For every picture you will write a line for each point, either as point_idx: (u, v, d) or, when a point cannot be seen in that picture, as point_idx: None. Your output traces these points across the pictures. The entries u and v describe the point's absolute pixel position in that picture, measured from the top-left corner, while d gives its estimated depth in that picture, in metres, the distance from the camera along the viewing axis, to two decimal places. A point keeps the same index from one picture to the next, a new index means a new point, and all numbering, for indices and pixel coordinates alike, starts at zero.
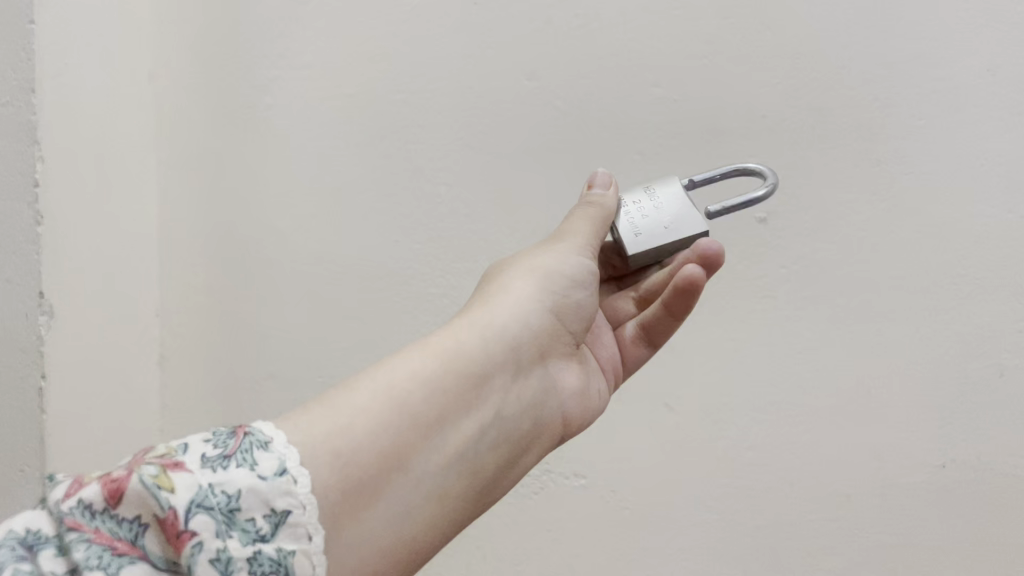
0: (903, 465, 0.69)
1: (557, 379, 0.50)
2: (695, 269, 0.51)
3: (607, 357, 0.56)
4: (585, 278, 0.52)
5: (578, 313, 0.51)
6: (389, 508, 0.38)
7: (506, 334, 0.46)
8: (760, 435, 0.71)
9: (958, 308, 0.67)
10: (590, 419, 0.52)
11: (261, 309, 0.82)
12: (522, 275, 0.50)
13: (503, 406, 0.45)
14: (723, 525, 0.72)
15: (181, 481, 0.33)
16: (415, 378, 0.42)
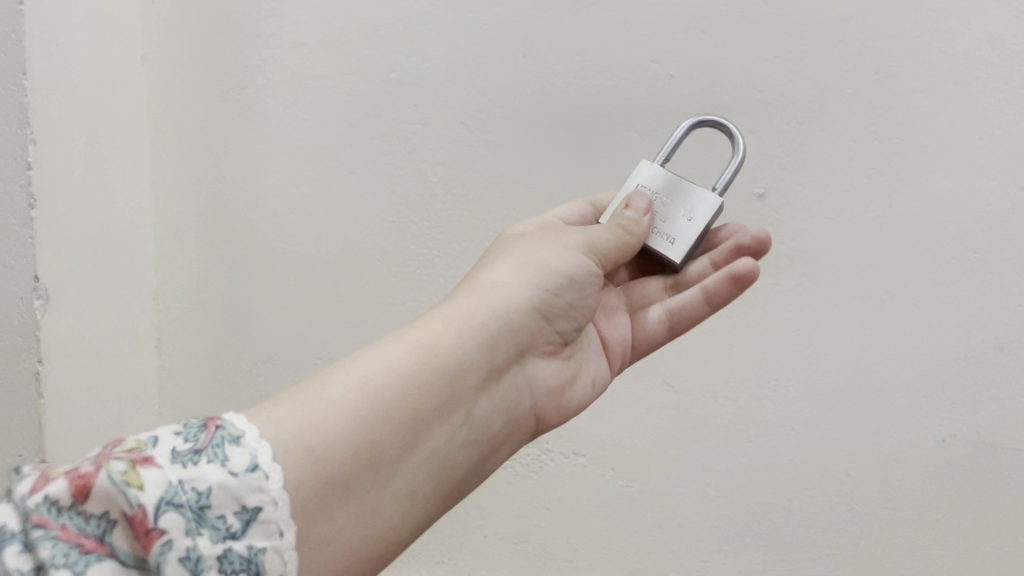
0: (904, 441, 0.68)
1: (536, 376, 0.48)
2: (753, 263, 0.50)
3: (615, 340, 0.54)
4: (582, 282, 0.49)
5: (567, 317, 0.49)
6: (361, 506, 0.38)
7: (486, 331, 0.45)
8: (761, 412, 0.70)
9: (958, 282, 0.66)
10: (572, 414, 0.51)
11: (258, 291, 0.81)
12: (515, 269, 0.48)
13: (476, 405, 0.44)
14: (722, 502, 0.72)
15: (150, 477, 0.32)
16: (389, 374, 0.41)
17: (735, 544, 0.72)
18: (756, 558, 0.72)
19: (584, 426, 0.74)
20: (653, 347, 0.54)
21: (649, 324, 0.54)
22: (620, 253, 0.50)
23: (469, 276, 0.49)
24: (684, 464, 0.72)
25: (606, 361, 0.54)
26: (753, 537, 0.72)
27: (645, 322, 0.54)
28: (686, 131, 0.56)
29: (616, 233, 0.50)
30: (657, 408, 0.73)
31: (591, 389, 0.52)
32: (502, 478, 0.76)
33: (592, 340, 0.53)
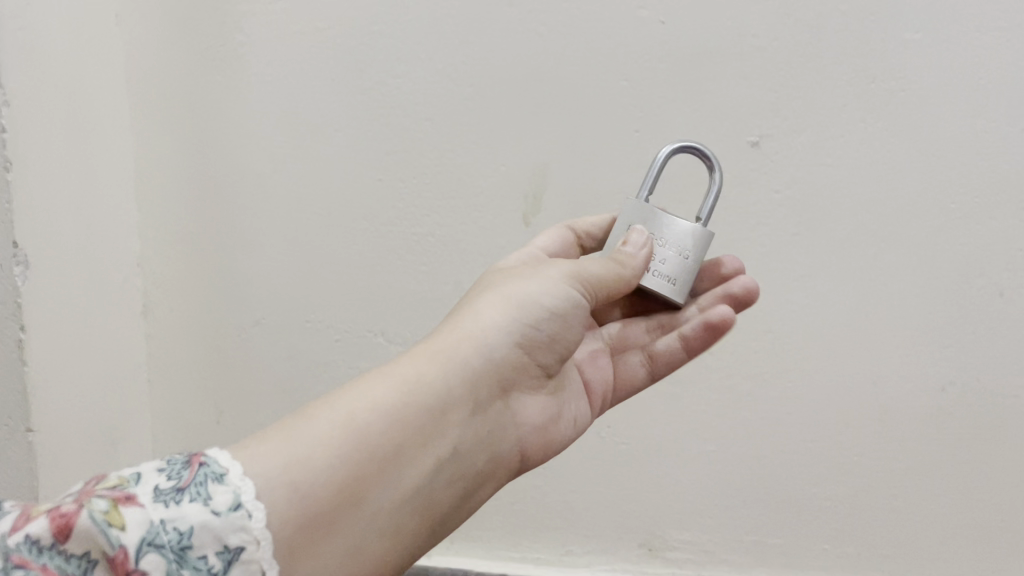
0: (902, 390, 0.68)
1: (518, 413, 0.48)
2: (728, 311, 0.52)
3: (597, 381, 0.54)
4: (565, 312, 0.47)
5: (548, 351, 0.48)
6: (345, 543, 0.37)
7: (470, 368, 0.44)
8: (757, 365, 0.70)
9: (957, 228, 0.65)
10: (553, 448, 0.51)
11: (244, 256, 0.79)
12: (498, 301, 0.47)
13: (461, 443, 0.43)
14: (720, 457, 0.72)
15: (131, 517, 0.31)
16: (376, 411, 0.40)
17: (732, 499, 0.72)
18: (753, 511, 0.72)
19: None
20: (633, 391, 0.56)
21: (630, 371, 0.56)
22: (614, 287, 0.48)
23: (457, 307, 0.48)
24: (680, 420, 0.72)
25: (588, 402, 0.54)
26: (750, 491, 0.72)
27: (626, 368, 0.56)
28: (663, 158, 0.53)
29: (611, 268, 0.48)
30: None
31: (572, 426, 0.52)
32: None
33: (576, 380, 0.53)
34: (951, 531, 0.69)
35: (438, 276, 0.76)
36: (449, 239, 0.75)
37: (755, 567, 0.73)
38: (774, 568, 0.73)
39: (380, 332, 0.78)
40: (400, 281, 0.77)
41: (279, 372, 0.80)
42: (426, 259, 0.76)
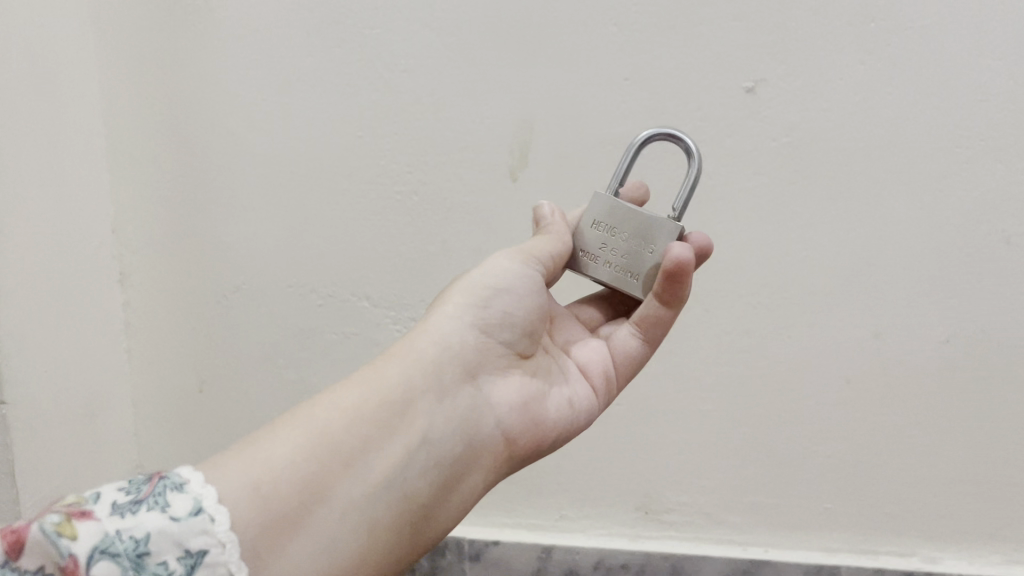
0: (905, 343, 0.66)
1: (495, 393, 0.46)
2: (684, 248, 0.47)
3: (593, 362, 0.52)
4: (513, 286, 0.48)
5: (511, 331, 0.48)
6: (314, 540, 0.37)
7: (425, 355, 0.45)
8: (755, 321, 0.68)
9: (961, 173, 0.62)
10: (550, 433, 0.48)
11: (223, 220, 0.76)
12: (447, 298, 0.48)
13: (430, 430, 0.43)
14: (717, 415, 0.70)
15: (85, 528, 0.32)
16: (332, 416, 0.41)
17: (730, 458, 0.70)
18: (752, 471, 0.70)
19: None
20: (635, 363, 0.52)
21: (623, 343, 0.52)
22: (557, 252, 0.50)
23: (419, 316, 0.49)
24: (676, 379, 0.70)
25: (588, 383, 0.51)
26: (749, 450, 0.70)
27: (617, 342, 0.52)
28: (633, 152, 0.53)
29: (547, 239, 0.50)
30: None
31: (570, 408, 0.50)
32: None
33: (569, 365, 0.52)
34: (955, 487, 0.68)
35: (423, 236, 0.73)
36: (433, 197, 0.72)
37: (755, 528, 0.72)
38: (774, 529, 0.71)
39: (365, 296, 0.75)
40: (384, 243, 0.74)
41: (263, 339, 0.78)
42: (411, 219, 0.73)
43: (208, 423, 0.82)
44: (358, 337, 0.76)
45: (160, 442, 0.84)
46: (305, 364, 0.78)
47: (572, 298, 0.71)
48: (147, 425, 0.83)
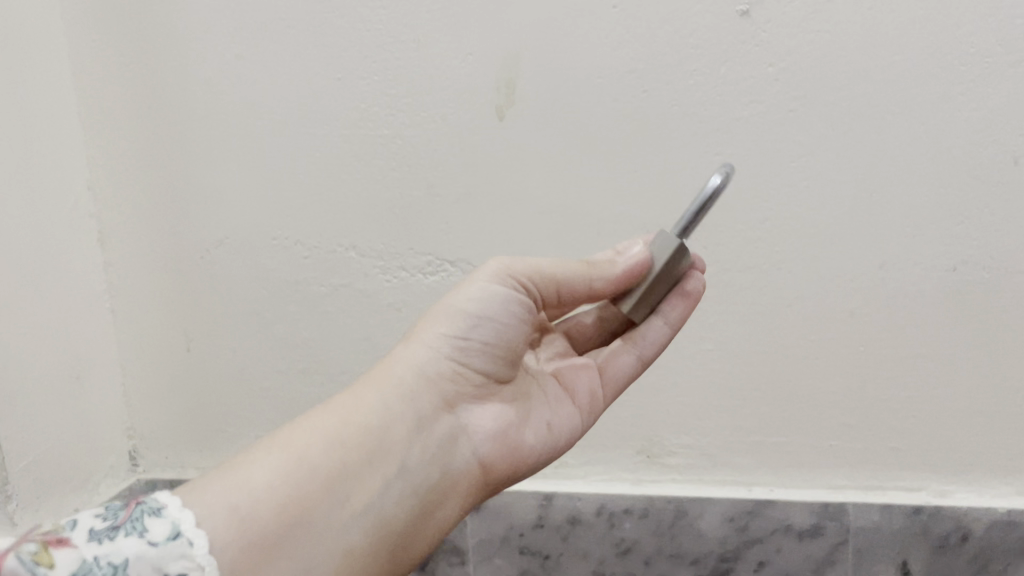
0: (911, 273, 0.63)
1: (472, 420, 0.48)
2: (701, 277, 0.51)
3: (579, 384, 0.53)
4: (494, 308, 0.48)
5: (494, 359, 0.48)
6: (292, 559, 0.38)
7: (405, 382, 0.46)
8: (755, 257, 0.65)
9: (967, 92, 0.59)
10: (531, 457, 0.49)
11: (202, 172, 0.73)
12: (427, 323, 0.49)
13: (408, 457, 0.44)
14: (718, 355, 0.68)
15: (63, 555, 0.32)
16: (312, 438, 0.42)
17: (733, 399, 0.68)
18: (753, 410, 0.68)
19: None
20: (626, 382, 0.53)
21: (615, 360, 0.53)
22: (578, 284, 0.48)
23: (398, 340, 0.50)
24: None
25: (572, 406, 0.52)
26: (750, 388, 0.68)
27: (610, 361, 0.53)
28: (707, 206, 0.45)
29: (573, 267, 0.49)
30: None
31: (550, 431, 0.51)
32: None
33: (553, 387, 0.52)
34: (965, 419, 0.65)
35: (407, 181, 0.70)
36: (417, 139, 0.69)
37: (759, 469, 0.69)
38: (780, 469, 0.69)
39: (351, 246, 0.72)
40: (369, 188, 0.70)
41: (248, 294, 0.75)
42: (394, 164, 0.70)
43: (197, 382, 0.78)
44: (345, 289, 0.73)
45: (146, 407, 0.80)
46: (293, 319, 0.74)
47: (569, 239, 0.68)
48: (133, 389, 0.80)
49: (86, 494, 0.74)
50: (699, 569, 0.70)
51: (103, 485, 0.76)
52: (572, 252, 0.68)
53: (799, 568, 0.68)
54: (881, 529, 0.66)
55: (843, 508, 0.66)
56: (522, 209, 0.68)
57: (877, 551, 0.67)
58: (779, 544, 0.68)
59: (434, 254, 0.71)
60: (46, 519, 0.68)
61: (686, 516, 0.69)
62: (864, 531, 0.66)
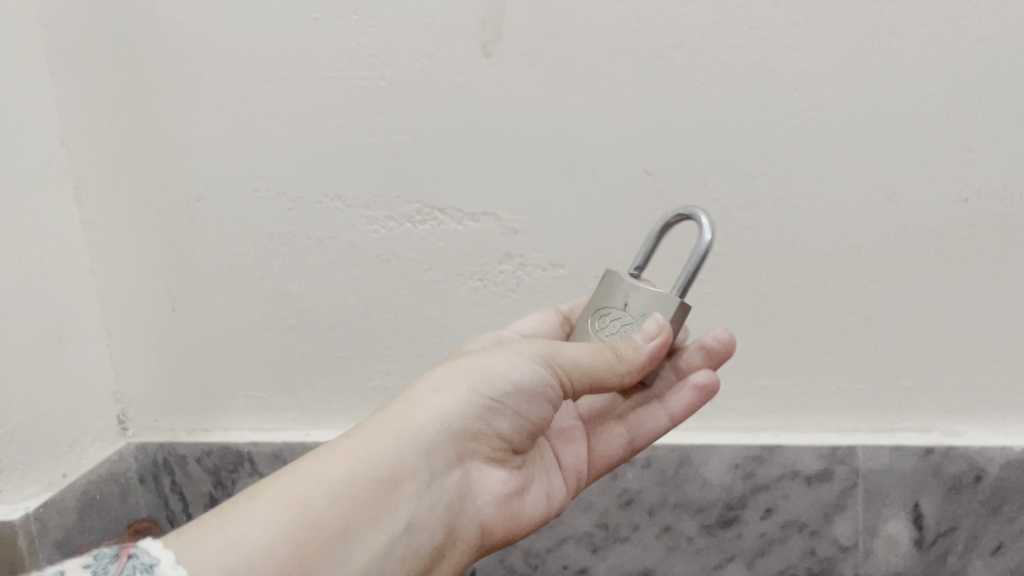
0: (921, 205, 0.60)
1: (480, 485, 0.46)
2: (713, 374, 0.51)
3: (571, 460, 0.52)
4: (530, 386, 0.45)
5: (516, 425, 0.46)
6: None
7: (425, 440, 0.43)
8: (759, 193, 0.62)
9: (978, 11, 0.56)
10: (526, 524, 0.49)
11: (179, 124, 0.69)
12: (458, 372, 0.46)
13: (412, 522, 0.42)
14: (722, 298, 0.65)
15: None
16: (319, 492, 0.40)
17: (738, 343, 0.65)
18: (759, 354, 0.65)
19: (561, 234, 0.65)
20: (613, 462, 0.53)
21: (609, 439, 0.53)
22: (602, 373, 0.46)
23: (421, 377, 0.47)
24: (675, 261, 0.64)
25: (563, 475, 0.52)
26: (756, 331, 0.65)
27: (603, 437, 0.53)
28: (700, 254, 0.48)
29: (608, 357, 0.46)
30: (639, 203, 0.63)
31: (546, 500, 0.50)
32: (475, 302, 0.69)
33: (549, 452, 0.52)
34: (979, 356, 0.63)
35: (392, 126, 0.66)
36: (399, 81, 0.65)
37: (765, 413, 0.67)
38: (786, 413, 0.66)
39: (337, 197, 0.68)
40: (351, 134, 0.67)
41: (232, 250, 0.72)
42: (378, 108, 0.66)
43: (183, 343, 0.75)
44: (332, 242, 0.69)
45: (133, 370, 0.77)
46: (278, 275, 0.71)
47: (562, 182, 0.64)
48: (119, 352, 0.77)
49: (74, 459, 0.71)
50: (704, 517, 0.67)
51: (92, 449, 0.73)
52: (566, 194, 0.64)
53: (809, 514, 0.66)
54: (891, 471, 0.64)
55: (853, 451, 0.64)
56: (515, 152, 0.64)
57: (888, 494, 0.64)
58: (788, 490, 0.65)
59: (423, 202, 0.67)
60: (31, 484, 0.66)
61: (691, 464, 0.66)
62: (875, 473, 0.64)
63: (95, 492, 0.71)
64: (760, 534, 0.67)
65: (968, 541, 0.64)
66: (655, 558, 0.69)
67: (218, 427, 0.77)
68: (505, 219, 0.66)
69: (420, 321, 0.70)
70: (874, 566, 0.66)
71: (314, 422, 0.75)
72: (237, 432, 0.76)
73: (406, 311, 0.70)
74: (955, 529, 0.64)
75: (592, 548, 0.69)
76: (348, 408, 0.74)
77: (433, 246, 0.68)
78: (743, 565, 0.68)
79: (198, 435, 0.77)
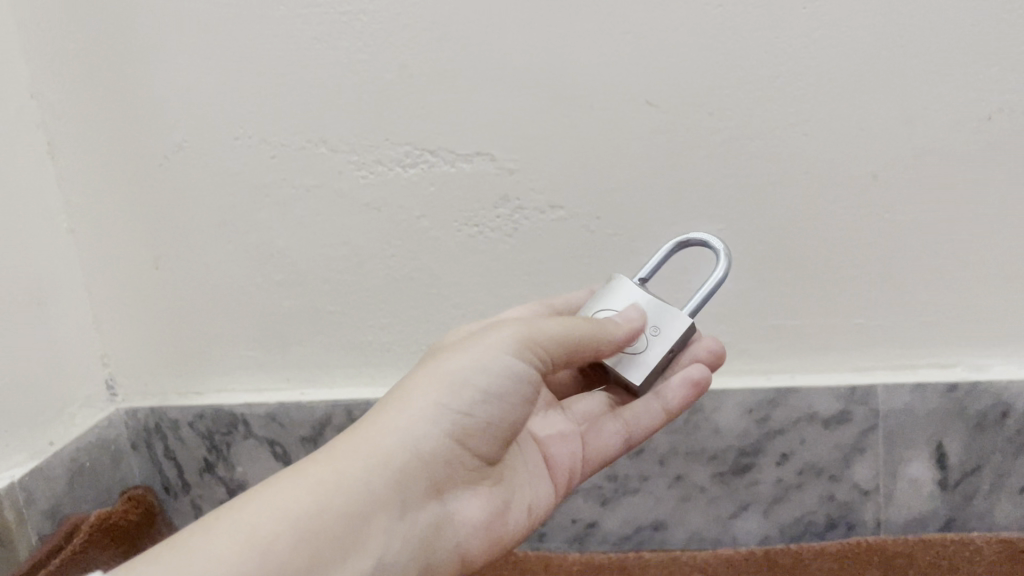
0: (940, 126, 0.57)
1: (457, 508, 0.43)
2: (705, 367, 0.51)
3: (561, 458, 0.50)
4: (503, 390, 0.43)
5: (492, 439, 0.44)
6: None
7: (395, 461, 0.40)
8: (768, 120, 0.58)
9: None
10: (507, 541, 0.46)
11: (153, 71, 0.65)
12: (426, 382, 0.42)
13: (387, 553, 0.38)
14: (731, 235, 0.61)
15: None
16: (285, 522, 0.36)
17: (750, 282, 0.62)
18: (772, 292, 0.62)
19: (559, 172, 0.62)
20: (606, 460, 0.52)
21: (602, 437, 0.51)
22: (575, 345, 0.45)
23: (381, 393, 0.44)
24: (681, 197, 0.61)
25: (552, 482, 0.50)
26: (768, 268, 0.61)
27: (593, 434, 0.51)
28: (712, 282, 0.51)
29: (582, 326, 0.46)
30: (642, 136, 0.60)
31: (526, 515, 0.47)
32: (472, 249, 0.65)
33: (534, 458, 0.50)
34: (1001, 285, 0.60)
35: (377, 63, 0.62)
36: (383, 14, 0.61)
37: (779, 354, 0.63)
38: (801, 354, 0.63)
39: (322, 141, 0.65)
40: (334, 74, 0.63)
41: (215, 203, 0.68)
42: (362, 44, 0.62)
43: (169, 303, 0.72)
44: (320, 190, 0.66)
45: (120, 332, 0.74)
46: (264, 228, 0.68)
47: (560, 117, 0.61)
48: (104, 314, 0.73)
49: (62, 426, 0.68)
50: (717, 465, 0.64)
51: (81, 415, 0.70)
52: (564, 130, 0.61)
53: (826, 458, 0.63)
54: (913, 410, 0.61)
55: (872, 389, 0.61)
56: (508, 86, 0.61)
57: (911, 435, 0.61)
58: (804, 434, 0.63)
59: (413, 143, 0.63)
60: (18, 453, 0.63)
61: (702, 411, 0.63)
62: (896, 413, 0.61)
63: (85, 459, 0.68)
64: (776, 481, 0.64)
65: (993, 481, 0.62)
66: (667, 509, 0.66)
67: (208, 389, 0.74)
68: (499, 158, 0.62)
69: (415, 271, 0.67)
70: (896, 511, 0.64)
71: (309, 380, 0.72)
72: (227, 394, 0.73)
73: (400, 261, 0.67)
74: (980, 468, 0.61)
75: (601, 501, 0.66)
76: (343, 364, 0.71)
77: (426, 190, 0.64)
78: (759, 513, 0.65)
79: (189, 397, 0.73)
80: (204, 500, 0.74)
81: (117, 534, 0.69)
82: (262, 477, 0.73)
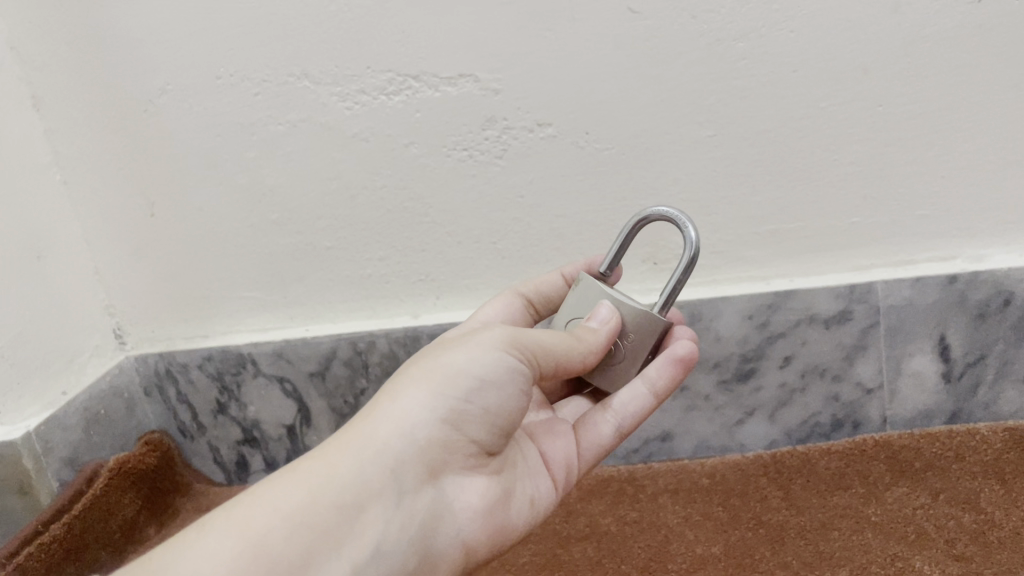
0: (929, 12, 0.55)
1: (457, 498, 0.42)
2: (690, 341, 0.49)
3: (557, 454, 0.48)
4: (497, 376, 0.42)
5: (488, 425, 0.42)
6: None
7: (389, 450, 0.39)
8: (753, 19, 0.57)
9: None
10: (511, 530, 0.44)
11: (127, 13, 0.64)
12: (414, 378, 0.42)
13: (383, 541, 0.38)
14: (722, 140, 0.60)
15: None
16: (276, 517, 0.36)
17: (743, 187, 0.61)
18: (766, 197, 0.61)
19: (543, 89, 0.61)
20: (602, 451, 0.49)
21: (594, 432, 0.49)
22: (566, 355, 0.44)
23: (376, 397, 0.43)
24: (668, 106, 0.60)
25: (551, 477, 0.47)
26: (761, 173, 0.61)
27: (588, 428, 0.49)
28: (680, 269, 0.47)
29: (569, 340, 0.45)
30: (625, 46, 0.59)
31: (531, 505, 0.45)
32: (462, 173, 0.65)
33: (532, 454, 0.48)
34: (999, 172, 0.59)
35: None
36: None
37: (776, 260, 0.63)
38: (799, 257, 0.63)
39: (303, 74, 0.64)
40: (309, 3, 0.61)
41: (202, 145, 0.67)
42: None
43: (168, 250, 0.72)
44: (305, 125, 0.65)
45: (122, 281, 0.74)
46: (253, 167, 0.67)
47: (541, 31, 0.59)
48: (105, 263, 0.74)
49: (74, 376, 0.69)
50: (720, 373, 0.64)
51: (91, 365, 0.71)
52: (546, 45, 0.60)
53: (828, 359, 0.63)
54: (914, 303, 0.61)
55: (871, 287, 0.61)
56: (486, 4, 0.59)
57: (912, 329, 0.61)
58: (804, 336, 0.63)
59: (394, 70, 0.62)
60: (30, 405, 0.64)
61: (700, 321, 0.63)
62: (897, 307, 0.61)
63: (100, 407, 0.69)
64: (779, 384, 0.64)
65: (998, 369, 0.62)
66: (673, 421, 0.66)
67: (214, 331, 0.74)
68: (482, 79, 0.61)
69: (407, 201, 0.66)
70: (901, 407, 0.64)
71: (312, 316, 0.72)
72: (233, 335, 0.73)
73: (391, 191, 0.66)
74: (983, 358, 0.62)
75: None
76: (344, 299, 0.71)
77: (411, 117, 0.63)
78: (764, 418, 0.66)
79: (196, 341, 0.74)
80: (220, 440, 0.76)
81: (138, 477, 0.70)
82: (275, 414, 0.74)
